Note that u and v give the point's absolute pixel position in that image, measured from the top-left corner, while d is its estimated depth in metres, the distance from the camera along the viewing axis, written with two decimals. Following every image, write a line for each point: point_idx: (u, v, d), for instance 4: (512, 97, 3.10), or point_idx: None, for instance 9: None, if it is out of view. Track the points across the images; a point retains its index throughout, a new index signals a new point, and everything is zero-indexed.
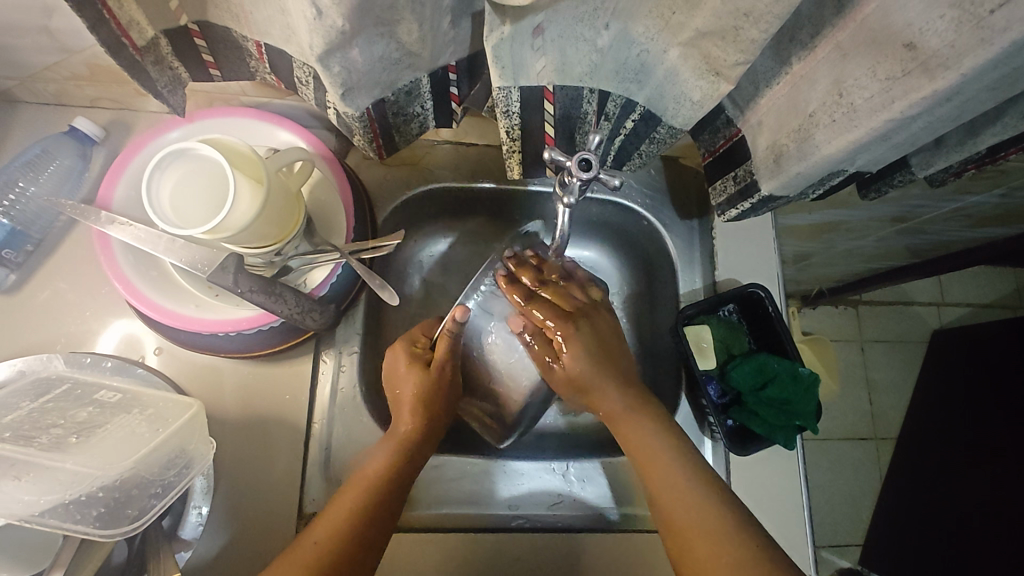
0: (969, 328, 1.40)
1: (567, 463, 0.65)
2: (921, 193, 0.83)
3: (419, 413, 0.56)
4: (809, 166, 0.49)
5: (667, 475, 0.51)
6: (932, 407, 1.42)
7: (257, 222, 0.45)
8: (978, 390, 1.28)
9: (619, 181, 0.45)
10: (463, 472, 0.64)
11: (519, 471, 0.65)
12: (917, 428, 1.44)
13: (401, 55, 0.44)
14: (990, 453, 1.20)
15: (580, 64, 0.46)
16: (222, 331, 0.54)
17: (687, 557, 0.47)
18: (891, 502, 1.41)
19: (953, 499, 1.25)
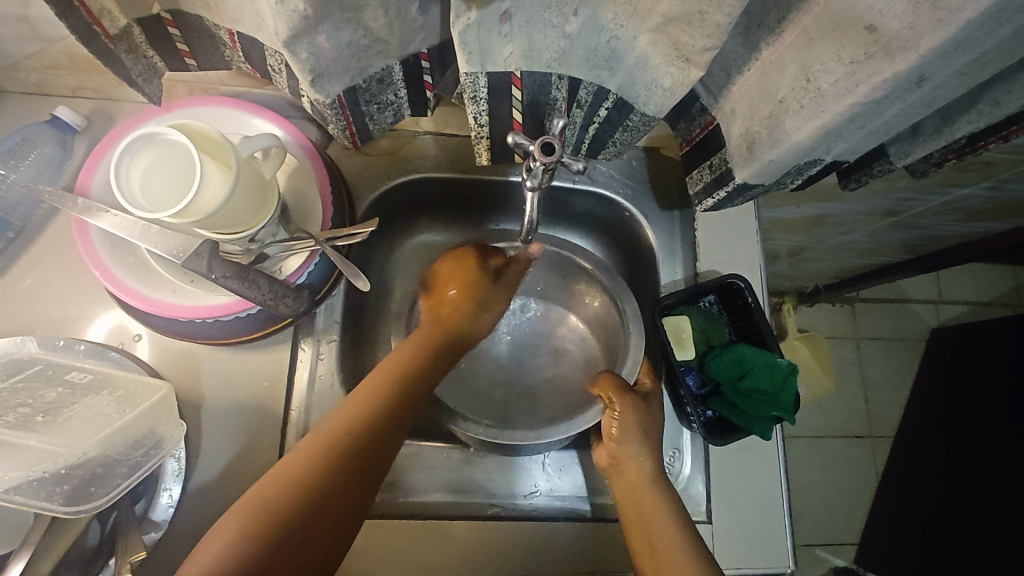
0: (966, 326, 1.39)
1: (552, 453, 0.66)
2: (907, 186, 0.83)
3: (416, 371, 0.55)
4: (780, 153, 0.49)
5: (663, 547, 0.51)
6: (930, 405, 1.40)
7: (227, 206, 0.46)
8: (976, 387, 1.27)
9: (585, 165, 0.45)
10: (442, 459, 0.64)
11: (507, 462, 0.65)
12: (915, 425, 1.43)
13: (370, 42, 0.45)
14: (985, 449, 1.19)
15: (548, 50, 0.46)
16: (196, 317, 0.54)
17: None
18: (887, 500, 1.40)
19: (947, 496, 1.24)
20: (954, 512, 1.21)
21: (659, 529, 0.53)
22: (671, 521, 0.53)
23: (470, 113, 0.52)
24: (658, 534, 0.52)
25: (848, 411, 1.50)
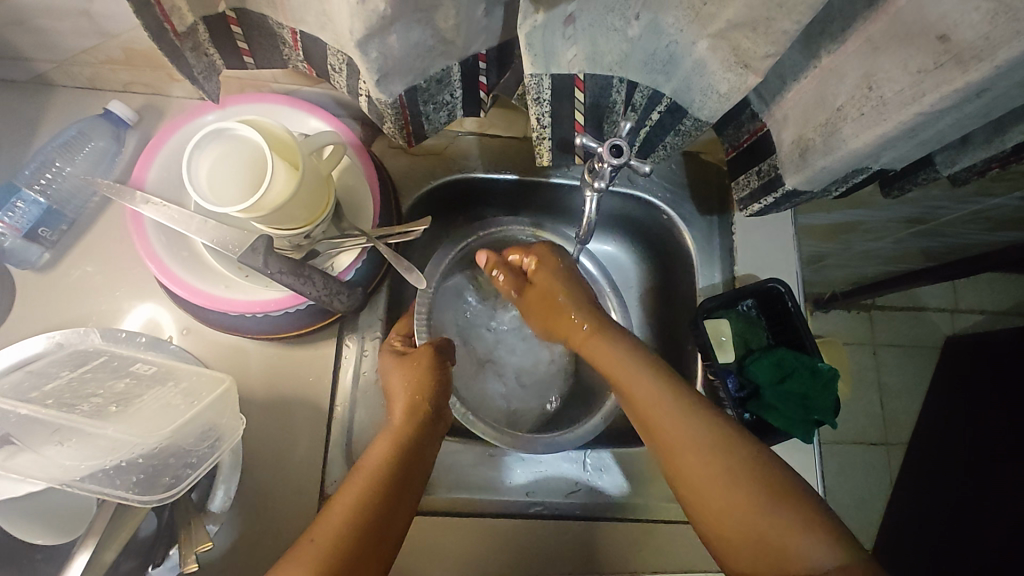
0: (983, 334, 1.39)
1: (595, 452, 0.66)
2: (941, 193, 0.84)
3: (414, 405, 0.54)
4: (834, 160, 0.49)
5: (659, 421, 0.51)
6: (946, 413, 1.41)
7: (289, 203, 0.46)
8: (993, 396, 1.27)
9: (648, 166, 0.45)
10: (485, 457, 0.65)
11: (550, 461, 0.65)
12: (929, 432, 1.44)
13: (436, 42, 0.45)
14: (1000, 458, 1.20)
15: (610, 54, 0.47)
16: (249, 312, 0.55)
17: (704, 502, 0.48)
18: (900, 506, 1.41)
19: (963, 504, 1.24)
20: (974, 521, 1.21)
21: (664, 430, 0.50)
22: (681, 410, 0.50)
23: (531, 115, 0.52)
24: (647, 402, 0.52)
25: (864, 418, 1.50)
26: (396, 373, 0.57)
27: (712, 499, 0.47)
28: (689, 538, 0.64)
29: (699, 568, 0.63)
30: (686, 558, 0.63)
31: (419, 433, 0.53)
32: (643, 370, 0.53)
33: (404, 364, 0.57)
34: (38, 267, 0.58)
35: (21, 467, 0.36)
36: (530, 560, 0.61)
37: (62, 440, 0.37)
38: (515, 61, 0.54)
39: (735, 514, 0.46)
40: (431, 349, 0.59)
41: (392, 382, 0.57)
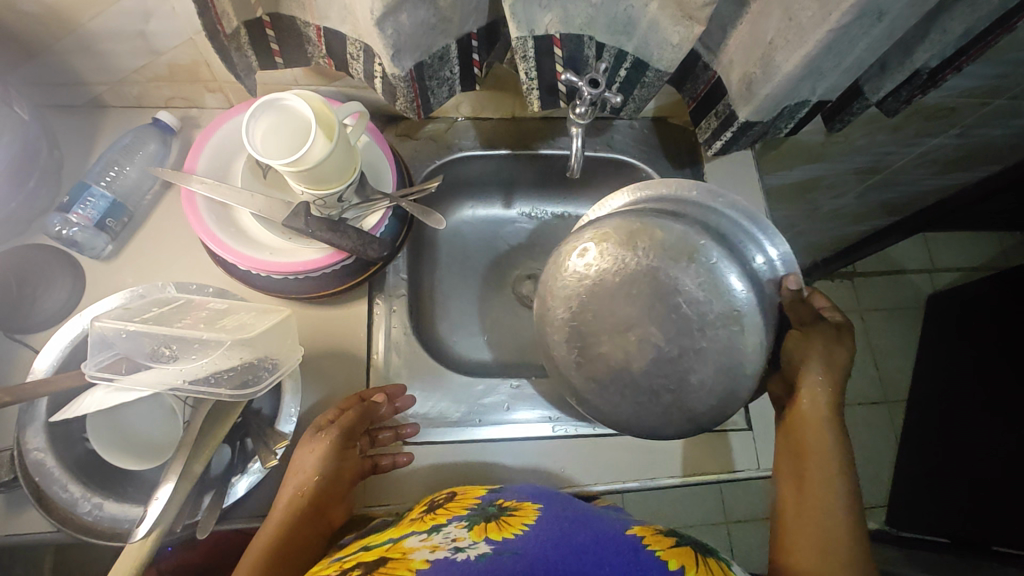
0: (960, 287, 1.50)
1: (752, 307, 0.52)
2: (886, 137, 0.95)
3: (312, 496, 0.55)
4: (774, 86, 0.59)
5: (816, 471, 0.54)
6: (935, 363, 1.49)
7: (329, 159, 0.55)
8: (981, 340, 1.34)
9: (618, 97, 0.61)
10: (620, 235, 0.53)
11: (677, 240, 0.53)
12: (926, 385, 1.50)
13: (437, 20, 0.55)
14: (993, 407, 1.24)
15: (579, 17, 0.57)
16: (290, 271, 0.62)
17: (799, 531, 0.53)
18: (909, 459, 1.47)
19: (965, 445, 1.28)
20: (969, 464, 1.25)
21: (823, 501, 0.53)
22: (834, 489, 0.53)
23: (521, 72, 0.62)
24: (811, 444, 0.55)
25: (859, 379, 1.58)
26: (306, 454, 0.56)
27: (806, 529, 0.53)
28: (698, 447, 0.69)
29: (713, 471, 0.69)
30: (699, 464, 0.69)
31: (301, 521, 0.54)
32: (825, 428, 0.55)
33: (314, 439, 0.56)
34: (103, 257, 0.66)
35: (140, 372, 0.45)
36: (553, 475, 0.67)
37: (165, 346, 0.46)
38: (502, 39, 0.65)
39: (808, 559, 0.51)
40: (346, 426, 0.57)
41: (297, 457, 0.56)
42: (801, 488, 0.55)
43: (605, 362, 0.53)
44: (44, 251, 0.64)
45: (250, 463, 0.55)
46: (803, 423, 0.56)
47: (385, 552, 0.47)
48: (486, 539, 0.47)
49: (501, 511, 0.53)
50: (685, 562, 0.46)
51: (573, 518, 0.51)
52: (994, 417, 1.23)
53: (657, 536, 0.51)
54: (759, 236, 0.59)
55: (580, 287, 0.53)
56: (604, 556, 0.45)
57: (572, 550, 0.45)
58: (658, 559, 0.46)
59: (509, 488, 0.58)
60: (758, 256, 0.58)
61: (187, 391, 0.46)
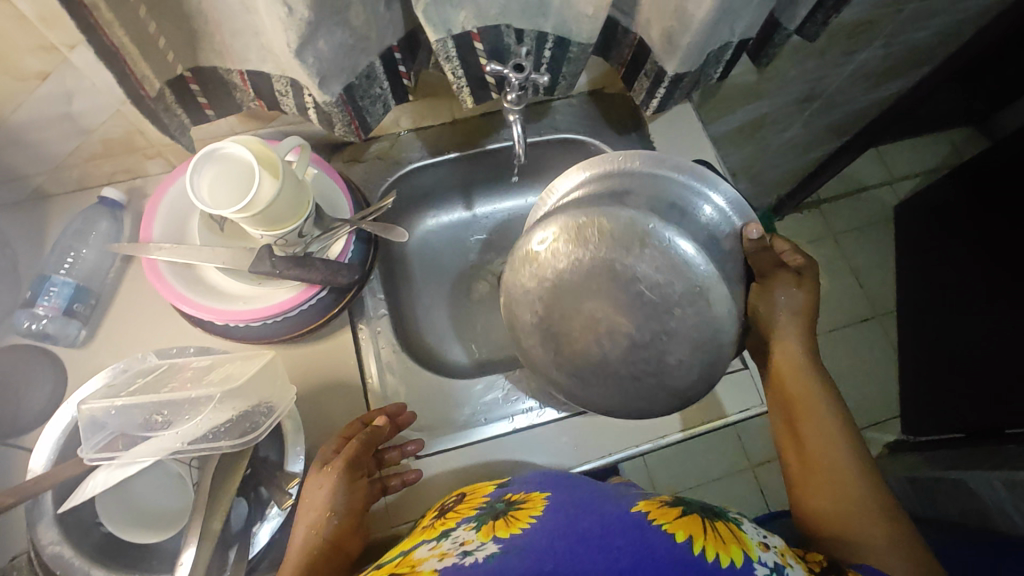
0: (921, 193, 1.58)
1: (711, 274, 0.53)
2: (816, 63, 0.97)
3: (335, 533, 0.54)
4: (693, 35, 0.61)
5: (807, 410, 0.58)
6: (914, 268, 1.57)
7: (280, 197, 0.55)
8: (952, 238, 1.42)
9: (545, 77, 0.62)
10: (571, 231, 0.55)
11: (619, 223, 0.54)
12: (913, 297, 1.55)
13: (355, 40, 0.56)
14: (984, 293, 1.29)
15: (492, 8, 0.58)
16: (268, 316, 0.63)
17: (809, 468, 0.57)
18: (911, 369, 1.51)
19: (960, 335, 1.34)
20: (970, 351, 1.30)
21: (822, 437, 0.57)
22: (826, 421, 0.57)
23: (448, 73, 0.63)
24: (796, 386, 0.59)
25: (847, 299, 1.65)
26: (316, 490, 0.54)
27: (814, 463, 0.57)
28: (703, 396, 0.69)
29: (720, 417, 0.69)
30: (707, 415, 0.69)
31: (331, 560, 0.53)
32: (807, 369, 0.59)
33: (322, 473, 0.55)
34: (78, 343, 0.66)
35: (140, 445, 0.45)
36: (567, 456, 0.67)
37: (157, 413, 0.47)
38: (423, 45, 0.66)
39: (824, 493, 0.56)
40: (352, 455, 0.56)
41: (306, 494, 0.55)
42: (798, 429, 0.58)
43: (582, 357, 0.56)
44: (18, 351, 0.64)
45: (268, 508, 0.55)
46: (785, 368, 0.59)
47: (392, 568, 0.47)
48: (494, 539, 0.50)
49: (508, 508, 0.55)
50: (692, 534, 0.47)
51: (579, 504, 0.53)
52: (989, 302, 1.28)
53: (663, 509, 0.51)
54: (711, 183, 0.60)
55: (543, 289, 0.55)
56: (611, 541, 0.47)
57: (579, 538, 0.47)
58: (665, 534, 0.47)
59: (517, 480, 0.61)
60: (710, 205, 0.60)
61: (187, 451, 0.45)
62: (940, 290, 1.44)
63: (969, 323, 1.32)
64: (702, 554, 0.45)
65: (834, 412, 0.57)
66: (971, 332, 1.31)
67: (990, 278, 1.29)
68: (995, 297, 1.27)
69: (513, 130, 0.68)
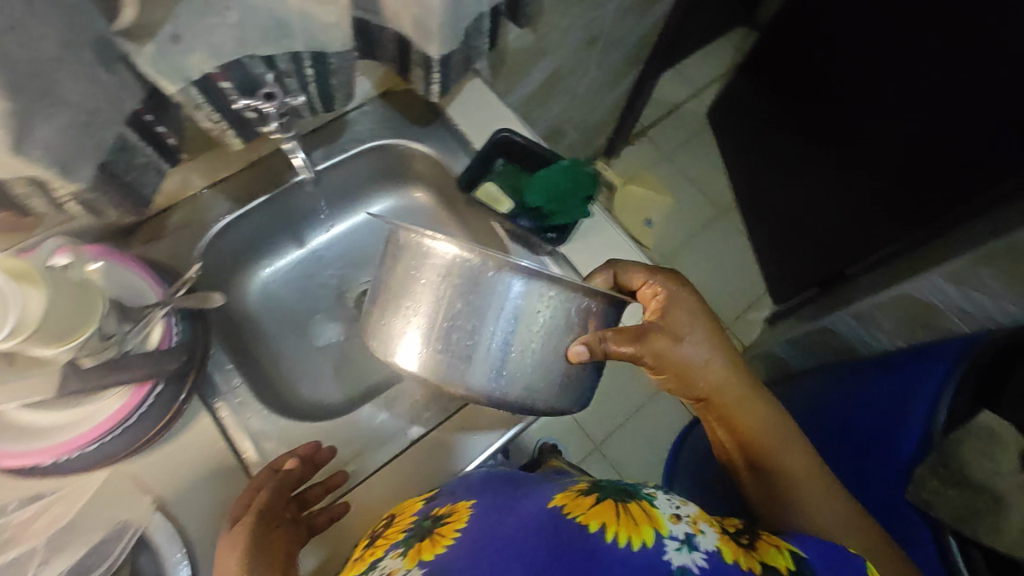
0: (725, 96, 1.84)
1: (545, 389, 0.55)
2: (581, 8, 1.03)
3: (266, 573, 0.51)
4: (439, 16, 0.61)
5: (746, 417, 0.67)
6: (743, 161, 1.80)
7: (52, 306, 0.49)
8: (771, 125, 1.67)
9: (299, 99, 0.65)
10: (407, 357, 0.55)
11: (442, 368, 0.53)
12: (749, 186, 1.79)
13: (87, 116, 0.50)
14: (813, 161, 1.54)
15: (227, 44, 0.56)
16: (102, 434, 0.57)
17: (763, 464, 0.66)
18: (769, 248, 1.73)
19: (809, 202, 1.57)
20: (820, 212, 1.54)
21: (764, 437, 0.67)
22: (764, 422, 0.67)
23: (205, 120, 0.63)
24: (728, 399, 0.67)
25: (693, 205, 1.85)
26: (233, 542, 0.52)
27: (766, 461, 0.66)
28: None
29: None
30: None
31: None
32: (733, 383, 0.67)
33: (236, 530, 0.53)
34: None
35: None
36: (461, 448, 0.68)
37: None
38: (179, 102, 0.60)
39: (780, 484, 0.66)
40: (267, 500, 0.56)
41: (223, 558, 0.52)
42: (742, 435, 0.67)
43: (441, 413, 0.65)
44: None
45: None
46: (714, 389, 0.66)
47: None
48: (419, 563, 0.50)
49: (435, 523, 0.55)
50: (606, 521, 0.49)
51: (504, 508, 0.54)
52: (818, 166, 1.52)
53: (578, 498, 0.53)
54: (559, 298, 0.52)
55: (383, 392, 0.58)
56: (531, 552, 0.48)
57: (498, 550, 0.49)
58: (579, 527, 0.49)
59: (445, 491, 0.61)
60: (570, 309, 0.53)
61: None
62: (775, 172, 1.68)
63: (812, 189, 1.55)
64: (613, 540, 0.47)
65: (767, 409, 0.68)
66: (816, 196, 1.54)
67: (813, 148, 1.53)
68: (822, 162, 1.50)
69: (294, 158, 0.74)
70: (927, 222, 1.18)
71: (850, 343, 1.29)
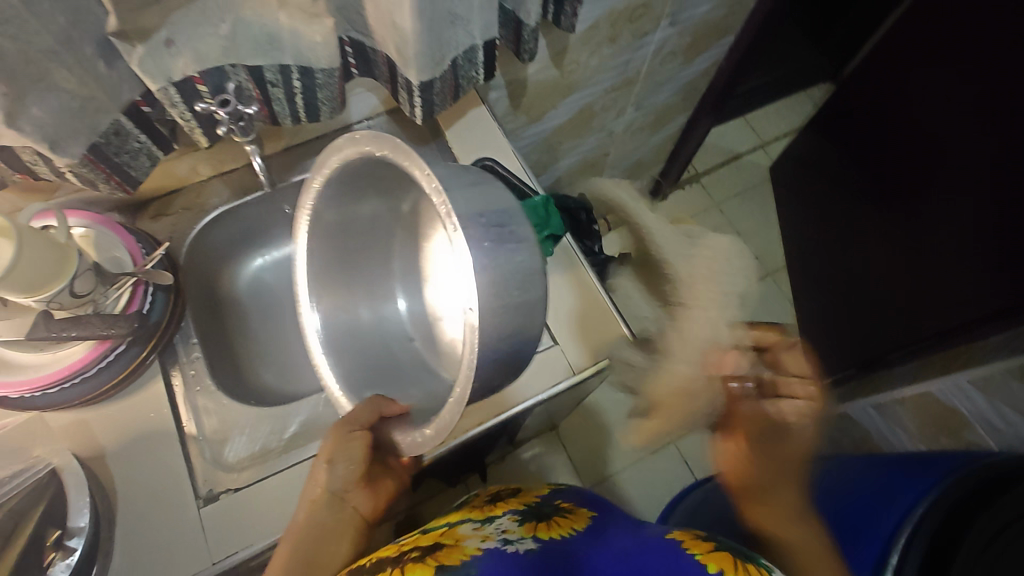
0: (793, 147, 1.73)
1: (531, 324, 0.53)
2: (612, 51, 1.03)
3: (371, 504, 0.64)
4: (413, 45, 0.65)
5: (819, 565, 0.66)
6: (799, 222, 1.70)
7: (19, 262, 0.56)
8: (837, 180, 1.54)
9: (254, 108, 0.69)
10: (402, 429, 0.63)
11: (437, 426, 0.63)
12: (802, 249, 1.68)
13: (79, 102, 0.58)
14: (873, 229, 1.41)
15: (213, 52, 0.62)
16: (58, 381, 0.64)
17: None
18: (813, 318, 1.61)
19: (862, 271, 1.45)
20: (868, 285, 1.42)
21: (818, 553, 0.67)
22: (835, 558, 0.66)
23: (182, 118, 0.67)
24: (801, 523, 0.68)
25: None
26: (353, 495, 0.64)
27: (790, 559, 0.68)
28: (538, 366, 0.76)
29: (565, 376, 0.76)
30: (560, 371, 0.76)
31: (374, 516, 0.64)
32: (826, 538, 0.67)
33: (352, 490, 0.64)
34: None
35: None
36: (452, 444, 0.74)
37: None
38: (186, 107, 0.66)
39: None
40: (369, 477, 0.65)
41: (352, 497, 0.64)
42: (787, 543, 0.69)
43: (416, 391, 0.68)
44: None
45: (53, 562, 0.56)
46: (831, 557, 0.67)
47: (442, 539, 0.61)
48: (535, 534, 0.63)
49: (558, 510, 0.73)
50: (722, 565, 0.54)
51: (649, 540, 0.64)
52: (875, 236, 1.40)
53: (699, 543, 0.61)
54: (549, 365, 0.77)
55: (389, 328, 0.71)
56: (650, 556, 0.60)
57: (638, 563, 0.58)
58: (698, 564, 0.56)
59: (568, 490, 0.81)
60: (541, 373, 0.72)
61: None
62: (834, 236, 1.56)
63: (868, 254, 1.43)
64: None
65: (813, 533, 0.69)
66: (870, 262, 1.42)
67: (874, 215, 1.41)
68: (880, 233, 1.38)
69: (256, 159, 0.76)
70: (974, 315, 1.08)
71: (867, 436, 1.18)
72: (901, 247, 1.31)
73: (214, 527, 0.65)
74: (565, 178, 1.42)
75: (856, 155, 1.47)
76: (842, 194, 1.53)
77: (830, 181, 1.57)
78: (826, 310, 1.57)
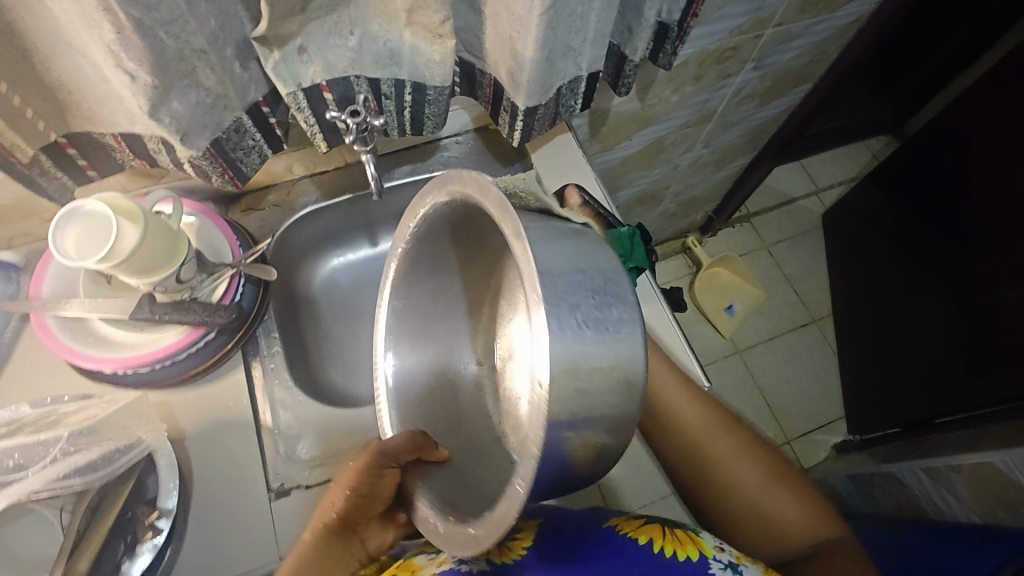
0: (847, 197, 1.72)
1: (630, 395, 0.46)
2: (694, 89, 1.04)
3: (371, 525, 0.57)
4: (527, 72, 0.66)
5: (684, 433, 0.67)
6: (847, 274, 1.69)
7: (144, 245, 0.59)
8: (892, 236, 1.54)
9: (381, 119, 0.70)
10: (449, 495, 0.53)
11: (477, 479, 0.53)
12: (849, 300, 1.67)
13: (213, 99, 0.60)
14: (924, 287, 1.40)
15: (341, 61, 0.65)
16: (153, 361, 0.66)
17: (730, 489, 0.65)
18: (855, 373, 1.59)
19: (912, 329, 1.43)
20: (918, 345, 1.40)
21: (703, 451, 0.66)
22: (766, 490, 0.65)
23: (302, 122, 0.69)
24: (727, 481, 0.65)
25: (783, 306, 1.75)
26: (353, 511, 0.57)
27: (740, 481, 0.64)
28: None
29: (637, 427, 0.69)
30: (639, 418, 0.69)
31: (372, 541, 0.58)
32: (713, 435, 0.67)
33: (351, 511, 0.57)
34: None
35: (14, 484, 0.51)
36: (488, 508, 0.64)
37: (8, 458, 0.52)
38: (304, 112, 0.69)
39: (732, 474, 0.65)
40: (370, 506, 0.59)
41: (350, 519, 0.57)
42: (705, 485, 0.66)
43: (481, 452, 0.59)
44: None
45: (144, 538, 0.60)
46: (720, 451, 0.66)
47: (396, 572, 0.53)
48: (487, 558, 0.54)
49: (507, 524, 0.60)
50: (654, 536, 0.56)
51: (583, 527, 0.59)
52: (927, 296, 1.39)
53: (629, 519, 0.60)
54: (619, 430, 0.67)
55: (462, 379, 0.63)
56: (589, 550, 0.54)
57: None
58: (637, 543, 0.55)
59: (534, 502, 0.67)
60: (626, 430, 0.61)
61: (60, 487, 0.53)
62: (884, 293, 1.54)
63: (919, 312, 1.41)
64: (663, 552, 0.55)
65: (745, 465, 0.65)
66: (921, 320, 1.40)
67: (927, 273, 1.40)
68: (933, 292, 1.37)
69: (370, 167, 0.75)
70: None
71: (913, 498, 1.16)
72: (958, 311, 1.30)
73: (283, 522, 0.66)
74: (623, 207, 1.43)
75: (913, 215, 1.47)
76: (896, 252, 1.52)
77: (885, 237, 1.57)
78: (869, 367, 1.55)
